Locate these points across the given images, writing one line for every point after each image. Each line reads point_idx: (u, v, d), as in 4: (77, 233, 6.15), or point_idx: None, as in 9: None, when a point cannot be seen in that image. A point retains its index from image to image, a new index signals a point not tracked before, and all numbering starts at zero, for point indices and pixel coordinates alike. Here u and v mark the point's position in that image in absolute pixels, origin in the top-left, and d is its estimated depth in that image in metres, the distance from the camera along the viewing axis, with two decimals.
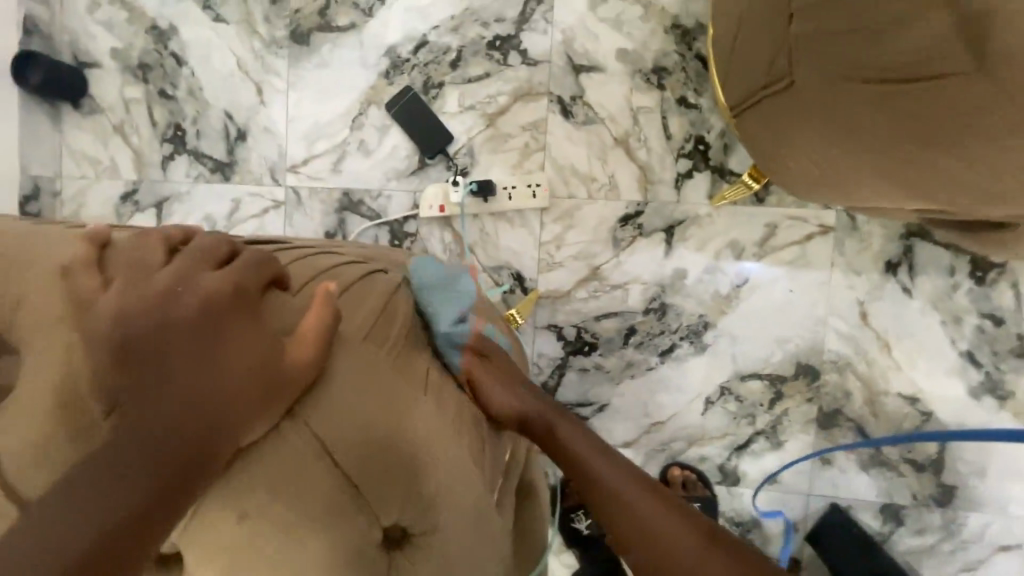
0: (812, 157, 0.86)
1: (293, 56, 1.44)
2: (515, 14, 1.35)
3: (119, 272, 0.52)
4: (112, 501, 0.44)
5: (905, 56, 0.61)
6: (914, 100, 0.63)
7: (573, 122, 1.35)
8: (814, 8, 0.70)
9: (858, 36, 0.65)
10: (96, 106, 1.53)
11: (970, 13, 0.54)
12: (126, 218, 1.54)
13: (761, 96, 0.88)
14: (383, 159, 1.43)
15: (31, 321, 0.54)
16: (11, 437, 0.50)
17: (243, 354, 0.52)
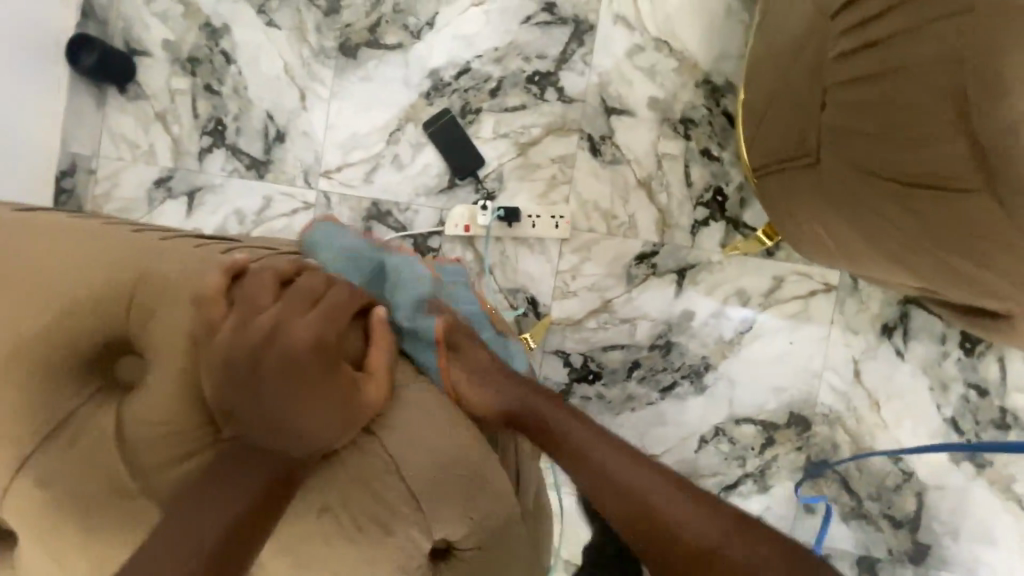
0: (825, 228, 0.94)
1: (339, 67, 1.50)
2: (556, 53, 1.43)
3: (243, 312, 0.73)
4: (247, 492, 0.69)
5: (923, 168, 0.69)
6: (925, 205, 0.71)
7: (600, 160, 1.42)
8: (848, 104, 0.77)
9: (883, 140, 0.73)
10: (141, 92, 1.59)
11: (985, 144, 0.63)
12: (157, 203, 1.59)
13: (785, 165, 0.95)
14: (414, 174, 1.49)
15: (169, 338, 0.75)
16: (157, 431, 0.73)
17: (326, 389, 0.72)
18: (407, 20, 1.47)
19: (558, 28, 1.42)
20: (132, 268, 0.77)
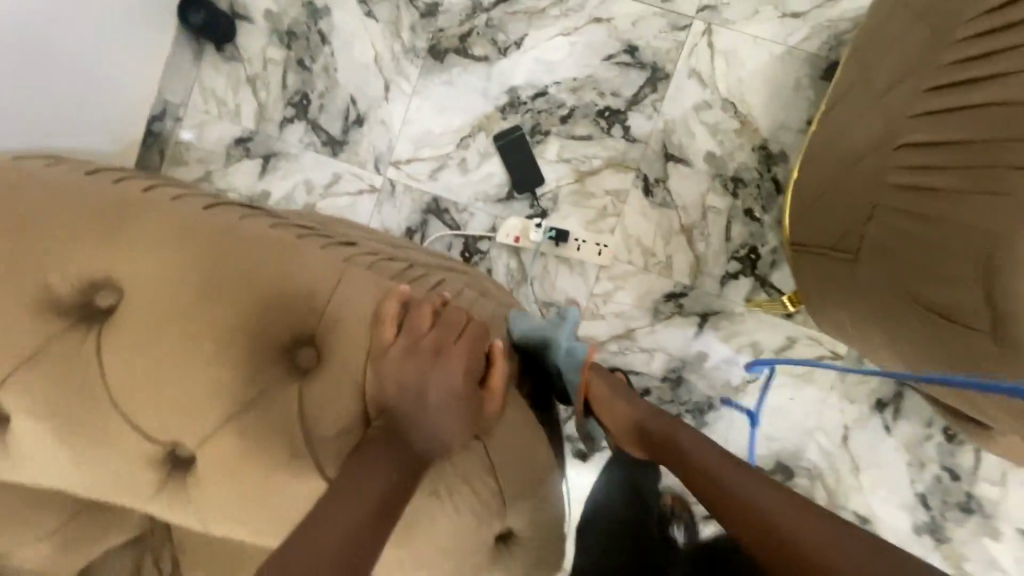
0: (845, 314, 1.07)
1: (426, 67, 1.61)
2: (629, 94, 1.53)
3: (403, 330, 0.83)
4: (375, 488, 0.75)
5: (945, 300, 0.82)
6: (939, 329, 0.84)
7: (651, 201, 1.53)
8: (894, 221, 0.90)
9: (916, 266, 0.86)
10: (237, 55, 1.69)
11: (998, 298, 0.75)
12: (235, 160, 1.71)
13: (822, 250, 1.07)
14: (476, 180, 1.60)
15: (341, 341, 0.86)
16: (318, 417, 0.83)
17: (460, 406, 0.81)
18: (497, 36, 1.57)
19: (636, 71, 1.52)
20: (323, 277, 0.88)
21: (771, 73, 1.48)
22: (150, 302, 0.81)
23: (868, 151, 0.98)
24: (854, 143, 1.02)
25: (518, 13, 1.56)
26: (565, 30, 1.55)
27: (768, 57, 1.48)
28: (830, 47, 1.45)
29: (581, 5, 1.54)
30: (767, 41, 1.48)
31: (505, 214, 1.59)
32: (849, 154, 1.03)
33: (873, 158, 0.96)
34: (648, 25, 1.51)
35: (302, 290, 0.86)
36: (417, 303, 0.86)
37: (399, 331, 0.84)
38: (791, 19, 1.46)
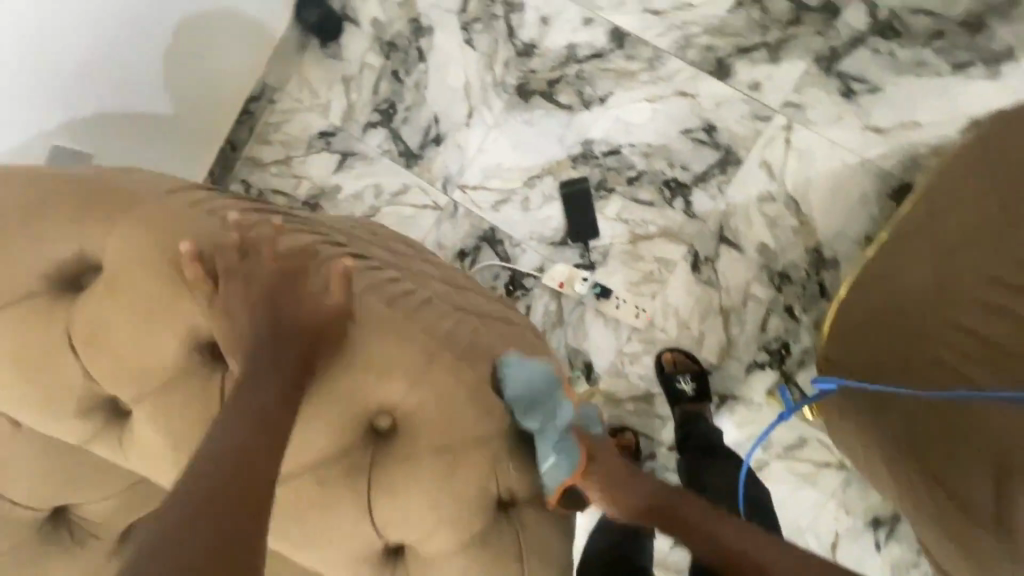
0: (856, 438, 1.18)
1: (511, 103, 1.68)
2: (698, 171, 1.57)
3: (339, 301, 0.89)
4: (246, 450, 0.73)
5: (963, 489, 0.97)
6: (947, 504, 1.00)
7: (696, 277, 1.58)
8: (951, 401, 1.01)
9: (954, 449, 0.99)
10: (338, 54, 1.79)
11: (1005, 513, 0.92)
12: (315, 151, 1.81)
13: (864, 379, 1.15)
14: (535, 220, 1.67)
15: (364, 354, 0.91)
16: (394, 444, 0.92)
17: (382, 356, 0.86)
18: (584, 88, 1.63)
19: (709, 151, 1.56)
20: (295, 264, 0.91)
21: (841, 180, 1.50)
22: (287, 307, 0.87)
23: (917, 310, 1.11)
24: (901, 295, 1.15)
25: (609, 71, 1.62)
26: (651, 97, 1.59)
27: (842, 164, 1.50)
28: (906, 168, 1.47)
29: (670, 77, 1.58)
30: (844, 149, 1.50)
31: (554, 257, 1.65)
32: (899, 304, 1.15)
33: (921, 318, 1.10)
34: (731, 109, 1.55)
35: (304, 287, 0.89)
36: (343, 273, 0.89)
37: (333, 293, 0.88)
38: (873, 133, 1.48)
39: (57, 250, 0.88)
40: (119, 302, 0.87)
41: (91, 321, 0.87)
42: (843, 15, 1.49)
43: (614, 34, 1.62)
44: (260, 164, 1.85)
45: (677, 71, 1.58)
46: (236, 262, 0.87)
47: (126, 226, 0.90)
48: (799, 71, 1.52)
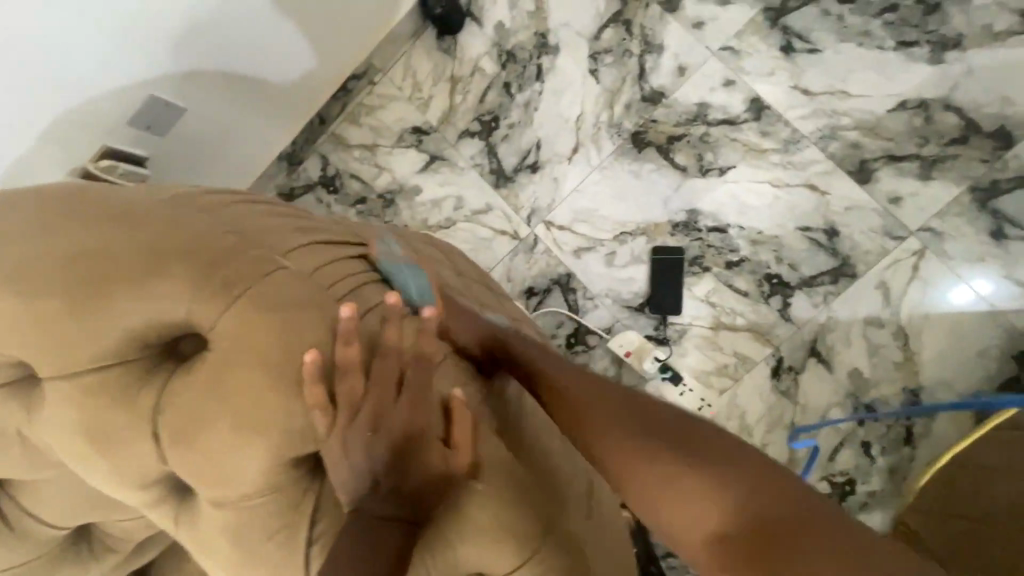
0: None
1: (621, 149, 1.56)
2: (807, 274, 1.44)
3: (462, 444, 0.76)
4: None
5: None
6: None
7: (774, 384, 1.46)
8: None
9: None
10: (453, 51, 1.69)
11: None
12: (404, 145, 1.72)
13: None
14: (616, 278, 1.56)
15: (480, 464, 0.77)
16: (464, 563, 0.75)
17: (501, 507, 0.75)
18: (705, 153, 1.50)
19: (824, 256, 1.43)
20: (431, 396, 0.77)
21: (962, 326, 1.36)
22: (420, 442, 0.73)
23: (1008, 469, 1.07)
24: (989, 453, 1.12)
25: (737, 141, 1.48)
26: (775, 181, 1.46)
27: (967, 308, 1.36)
28: None
29: (802, 166, 1.45)
30: (975, 293, 1.36)
31: (627, 322, 1.54)
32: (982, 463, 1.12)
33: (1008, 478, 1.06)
34: (860, 217, 1.41)
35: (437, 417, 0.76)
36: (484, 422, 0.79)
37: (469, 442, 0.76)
38: (1012, 285, 1.34)
39: (148, 314, 0.70)
40: (198, 405, 0.71)
41: (182, 411, 0.71)
42: (1017, 146, 1.35)
43: (752, 103, 1.48)
44: (344, 145, 1.76)
45: (811, 161, 1.44)
46: (361, 391, 0.72)
47: (228, 301, 0.71)
48: (947, 196, 1.37)
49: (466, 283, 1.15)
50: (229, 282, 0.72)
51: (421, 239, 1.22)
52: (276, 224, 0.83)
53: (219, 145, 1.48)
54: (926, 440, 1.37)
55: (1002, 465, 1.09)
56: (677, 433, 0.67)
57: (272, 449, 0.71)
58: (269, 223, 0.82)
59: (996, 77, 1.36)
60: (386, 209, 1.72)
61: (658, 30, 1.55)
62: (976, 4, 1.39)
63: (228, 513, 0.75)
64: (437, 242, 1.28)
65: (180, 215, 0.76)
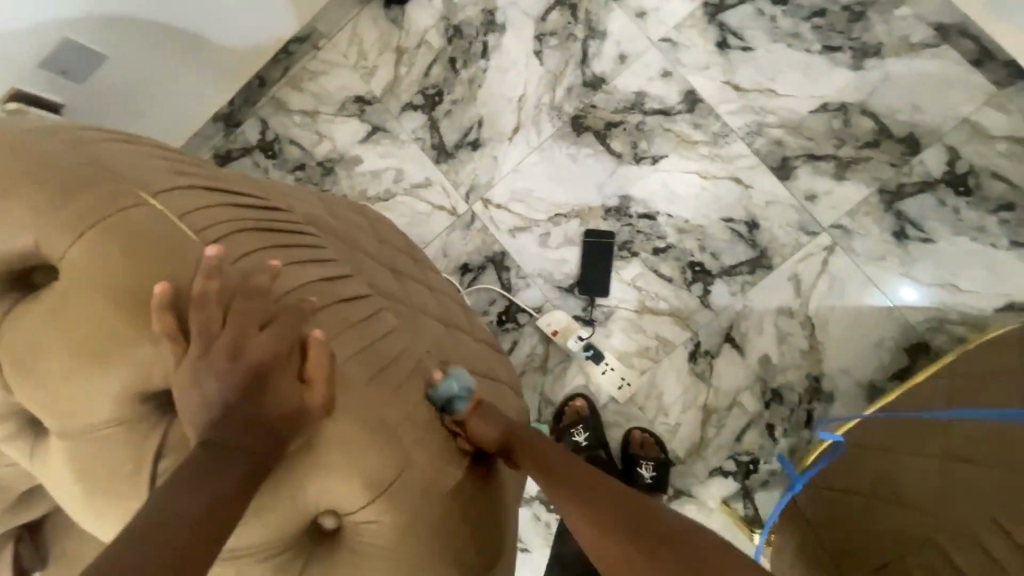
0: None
1: (561, 131, 1.58)
2: (727, 263, 1.50)
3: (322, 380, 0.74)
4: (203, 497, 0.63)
5: None
6: None
7: (690, 367, 1.52)
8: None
9: None
10: (400, 22, 1.68)
11: None
12: (347, 114, 1.70)
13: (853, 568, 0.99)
14: (549, 258, 1.59)
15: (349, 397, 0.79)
16: (322, 484, 0.77)
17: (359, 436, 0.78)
18: (639, 142, 1.54)
19: (743, 247, 1.50)
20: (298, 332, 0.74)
21: (863, 319, 1.45)
22: (278, 381, 0.71)
23: (886, 447, 1.14)
24: (873, 433, 1.19)
25: (671, 132, 1.53)
26: (702, 172, 1.51)
27: (869, 302, 1.45)
28: (930, 326, 1.42)
29: (729, 159, 1.51)
30: (877, 289, 1.45)
31: (556, 302, 1.58)
32: (863, 441, 1.20)
33: (885, 453, 1.13)
34: (779, 212, 1.48)
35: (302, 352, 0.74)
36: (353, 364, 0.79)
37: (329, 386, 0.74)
38: (919, 287, 1.43)
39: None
40: (45, 332, 0.70)
41: (28, 337, 0.71)
42: (923, 152, 1.44)
43: (686, 95, 1.53)
44: (285, 110, 1.73)
45: (737, 155, 1.50)
46: (216, 326, 0.68)
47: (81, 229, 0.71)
48: (858, 196, 1.46)
49: (387, 249, 1.15)
50: (83, 215, 0.72)
51: (350, 207, 1.21)
52: (153, 159, 0.81)
53: (149, 101, 1.45)
54: (824, 424, 1.47)
55: (880, 441, 1.17)
56: (665, 536, 0.69)
57: (119, 381, 0.71)
58: (145, 161, 0.80)
59: (908, 86, 1.45)
60: (325, 177, 1.70)
61: (603, 16, 1.58)
62: (896, 15, 1.47)
63: (76, 445, 0.74)
64: (365, 210, 1.27)
65: (46, 148, 0.75)
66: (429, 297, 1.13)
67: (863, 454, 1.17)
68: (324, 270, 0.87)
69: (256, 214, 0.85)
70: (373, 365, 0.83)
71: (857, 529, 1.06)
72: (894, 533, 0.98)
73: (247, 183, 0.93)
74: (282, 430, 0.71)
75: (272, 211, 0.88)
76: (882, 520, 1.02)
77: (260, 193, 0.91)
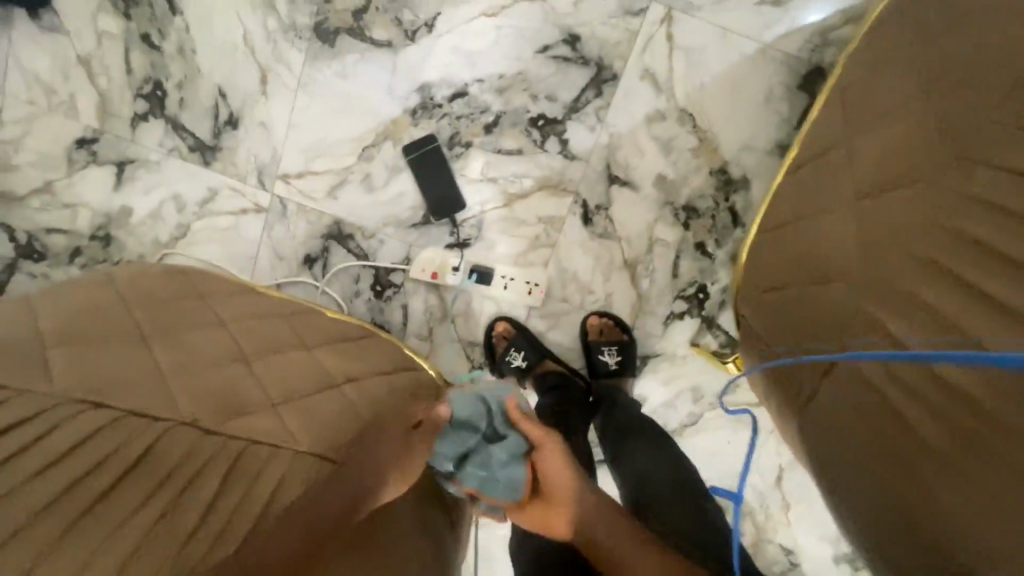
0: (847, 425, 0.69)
1: (312, 53, 1.26)
2: (568, 98, 1.24)
3: (203, 342, 0.85)
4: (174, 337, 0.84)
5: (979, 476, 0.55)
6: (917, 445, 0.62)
7: (590, 231, 1.31)
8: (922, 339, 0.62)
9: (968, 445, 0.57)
10: (59, 24, 1.29)
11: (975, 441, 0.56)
12: (80, 166, 1.35)
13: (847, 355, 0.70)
14: (384, 201, 1.32)
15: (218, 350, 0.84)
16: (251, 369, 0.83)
17: (252, 354, 0.87)
18: (402, 14, 1.24)
19: (576, 71, 1.23)
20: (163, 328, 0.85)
21: (738, 79, 1.21)
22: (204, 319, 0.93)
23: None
24: (784, 259, 0.87)
25: None
26: (488, 10, 1.22)
27: (734, 55, 1.21)
28: (813, 47, 1.19)
29: None
30: (734, 34, 1.20)
31: (422, 243, 1.34)
32: (780, 284, 0.86)
33: (818, 313, 0.77)
34: (590, 11, 1.21)
35: (168, 344, 0.81)
36: (206, 339, 0.86)
37: (216, 341, 0.86)
38: (771, 9, 1.19)
39: None
40: None
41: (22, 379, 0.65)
42: None
43: None
44: (12, 202, 1.37)
45: None
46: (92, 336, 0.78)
47: None
48: None
49: (140, 285, 0.97)
50: None
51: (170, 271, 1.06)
52: None
53: None
54: (751, 212, 1.27)
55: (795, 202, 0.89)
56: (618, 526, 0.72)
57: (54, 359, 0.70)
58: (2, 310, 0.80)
59: None
60: (108, 248, 1.38)
61: None
62: None
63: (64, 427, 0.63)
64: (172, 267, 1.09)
65: None
66: (257, 304, 1.04)
67: (781, 323, 0.83)
68: (167, 313, 0.90)
69: (101, 298, 0.89)
70: (237, 348, 0.86)
71: (867, 499, 0.67)
72: (927, 509, 0.60)
73: (67, 288, 0.92)
74: (197, 350, 0.82)
75: (119, 293, 0.92)
76: (902, 485, 0.63)
77: (107, 285, 0.94)
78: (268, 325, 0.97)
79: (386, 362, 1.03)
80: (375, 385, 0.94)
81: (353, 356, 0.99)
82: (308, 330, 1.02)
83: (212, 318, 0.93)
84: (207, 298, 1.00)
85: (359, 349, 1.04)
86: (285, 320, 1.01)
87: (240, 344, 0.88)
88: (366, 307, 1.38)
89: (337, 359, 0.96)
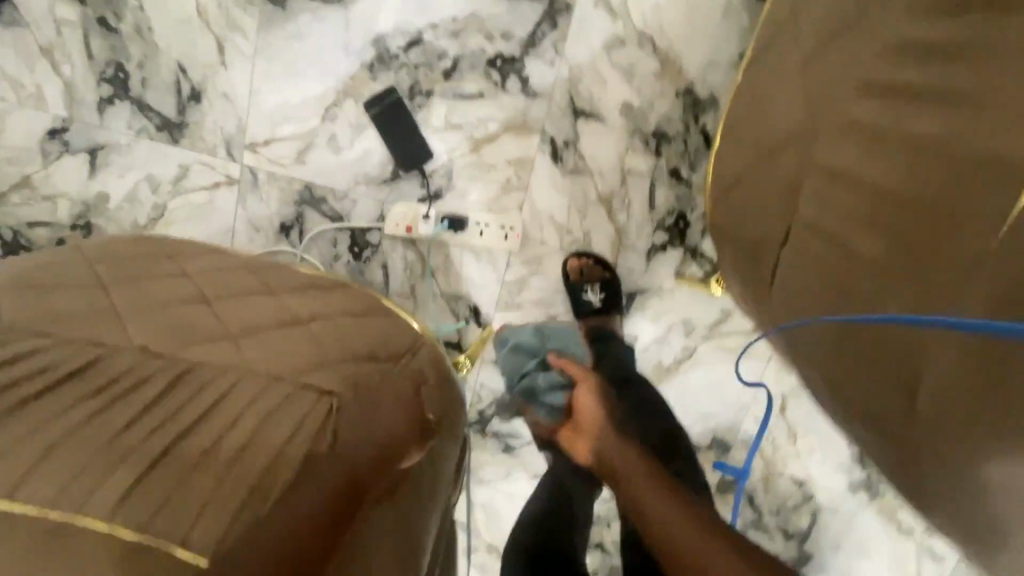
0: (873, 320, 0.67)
1: (266, 18, 1.27)
2: (524, 34, 1.22)
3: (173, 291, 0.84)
4: (142, 287, 0.83)
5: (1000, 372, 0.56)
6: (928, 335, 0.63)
7: (561, 168, 1.29)
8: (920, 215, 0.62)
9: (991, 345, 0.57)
10: (18, 18, 1.31)
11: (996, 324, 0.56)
12: (54, 158, 1.37)
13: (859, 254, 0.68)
14: (352, 160, 1.32)
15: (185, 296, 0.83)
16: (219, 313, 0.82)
17: (223, 301, 0.86)
18: None
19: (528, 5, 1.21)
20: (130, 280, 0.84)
21: None
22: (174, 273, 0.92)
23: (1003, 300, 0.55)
24: None
25: None
26: None
27: None
28: None
29: None
30: None
31: (393, 198, 1.33)
32: None
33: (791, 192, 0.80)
34: None
35: (137, 292, 0.80)
36: (175, 289, 0.85)
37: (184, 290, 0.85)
38: None
39: None
40: None
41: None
42: None
43: None
44: None
45: None
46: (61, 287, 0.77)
47: None
48: None
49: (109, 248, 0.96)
50: None
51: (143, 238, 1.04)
52: None
53: None
54: None
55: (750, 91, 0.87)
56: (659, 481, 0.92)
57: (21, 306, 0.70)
58: None
59: None
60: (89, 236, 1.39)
61: None
62: None
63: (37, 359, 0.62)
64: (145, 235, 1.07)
65: None
66: (228, 261, 1.03)
67: (761, 215, 0.85)
68: (132, 268, 0.89)
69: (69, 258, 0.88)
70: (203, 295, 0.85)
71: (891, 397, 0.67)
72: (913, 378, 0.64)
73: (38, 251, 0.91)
74: (165, 297, 0.81)
75: (87, 255, 0.91)
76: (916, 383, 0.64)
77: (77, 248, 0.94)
78: (238, 277, 0.96)
79: (360, 309, 1.02)
80: (347, 326, 0.92)
81: (325, 302, 0.98)
82: (280, 281, 1.00)
83: (180, 271, 0.92)
84: (177, 256, 0.99)
85: (333, 297, 1.02)
86: (257, 273, 1.00)
87: (209, 292, 0.87)
88: (346, 269, 1.37)
89: (307, 304, 0.94)
